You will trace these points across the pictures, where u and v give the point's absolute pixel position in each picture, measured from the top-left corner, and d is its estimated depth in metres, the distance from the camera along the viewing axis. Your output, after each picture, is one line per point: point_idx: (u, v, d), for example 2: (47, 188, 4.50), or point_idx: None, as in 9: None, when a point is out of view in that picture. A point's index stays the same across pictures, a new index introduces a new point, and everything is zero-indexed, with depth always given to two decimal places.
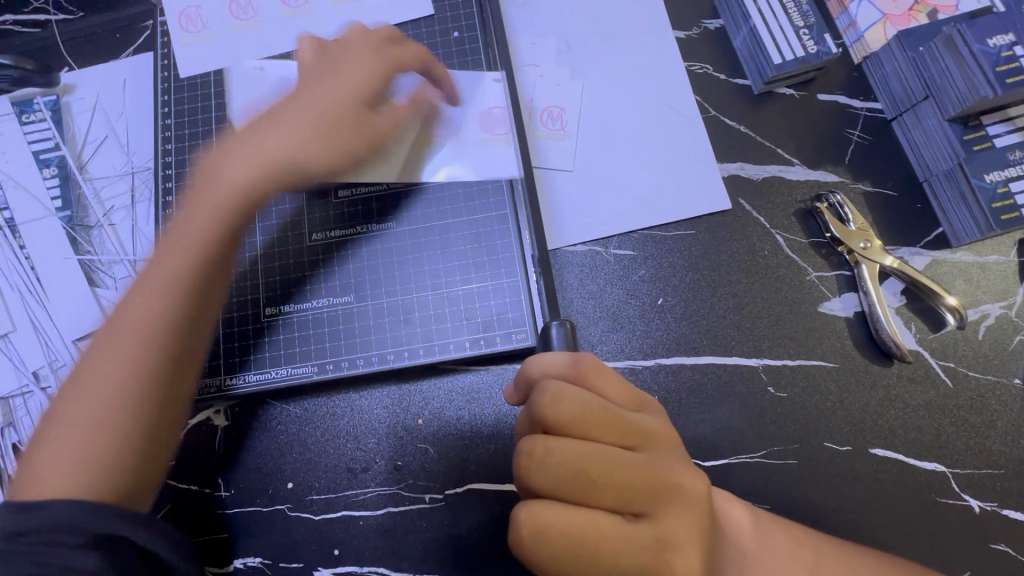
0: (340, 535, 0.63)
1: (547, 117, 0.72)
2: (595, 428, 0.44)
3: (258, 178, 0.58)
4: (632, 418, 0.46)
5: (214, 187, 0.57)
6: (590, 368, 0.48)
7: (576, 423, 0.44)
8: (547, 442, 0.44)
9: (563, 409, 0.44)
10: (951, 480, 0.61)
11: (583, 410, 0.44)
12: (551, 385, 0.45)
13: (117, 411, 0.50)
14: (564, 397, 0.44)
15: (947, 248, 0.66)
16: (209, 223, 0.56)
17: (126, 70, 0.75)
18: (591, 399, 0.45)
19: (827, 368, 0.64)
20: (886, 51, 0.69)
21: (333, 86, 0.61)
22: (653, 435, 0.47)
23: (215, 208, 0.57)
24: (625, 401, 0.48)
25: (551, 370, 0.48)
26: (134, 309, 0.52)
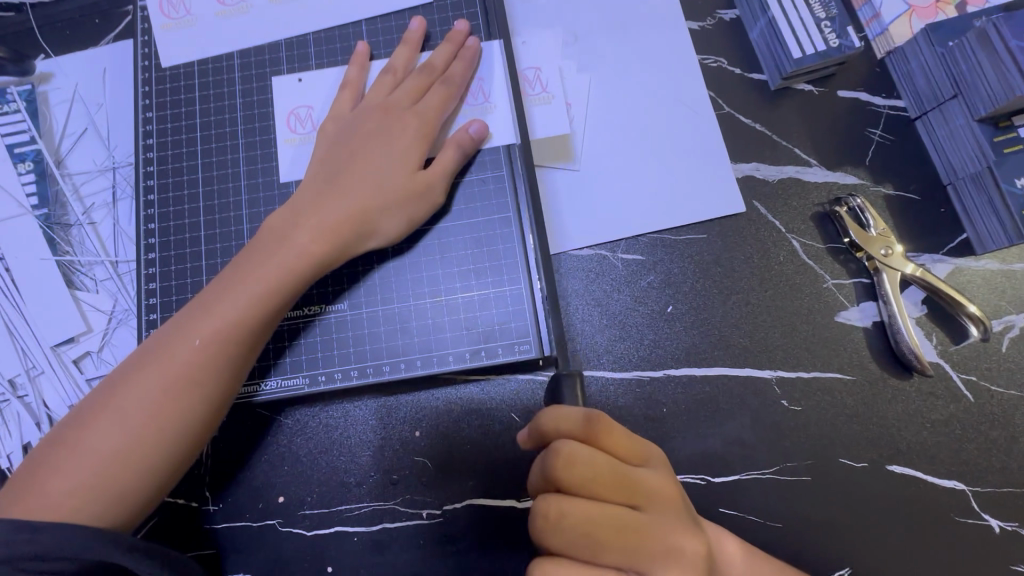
0: (333, 552, 0.60)
1: (530, 81, 0.65)
2: (606, 491, 0.42)
3: (324, 242, 0.55)
4: (641, 477, 0.43)
5: (274, 241, 0.55)
6: (602, 428, 0.43)
7: (589, 487, 0.42)
8: (557, 510, 0.42)
9: (574, 475, 0.42)
10: (972, 499, 0.58)
11: (594, 475, 0.42)
12: (563, 448, 0.42)
13: (133, 454, 0.49)
14: (575, 461, 0.41)
15: (971, 255, 0.63)
16: (272, 284, 0.54)
17: (106, 57, 0.71)
18: (602, 462, 0.42)
19: (843, 381, 0.61)
20: (912, 45, 0.65)
21: (397, 140, 0.59)
22: (660, 494, 0.44)
23: (273, 265, 0.54)
24: (634, 457, 0.45)
25: (563, 429, 0.43)
26: (173, 361, 0.51)
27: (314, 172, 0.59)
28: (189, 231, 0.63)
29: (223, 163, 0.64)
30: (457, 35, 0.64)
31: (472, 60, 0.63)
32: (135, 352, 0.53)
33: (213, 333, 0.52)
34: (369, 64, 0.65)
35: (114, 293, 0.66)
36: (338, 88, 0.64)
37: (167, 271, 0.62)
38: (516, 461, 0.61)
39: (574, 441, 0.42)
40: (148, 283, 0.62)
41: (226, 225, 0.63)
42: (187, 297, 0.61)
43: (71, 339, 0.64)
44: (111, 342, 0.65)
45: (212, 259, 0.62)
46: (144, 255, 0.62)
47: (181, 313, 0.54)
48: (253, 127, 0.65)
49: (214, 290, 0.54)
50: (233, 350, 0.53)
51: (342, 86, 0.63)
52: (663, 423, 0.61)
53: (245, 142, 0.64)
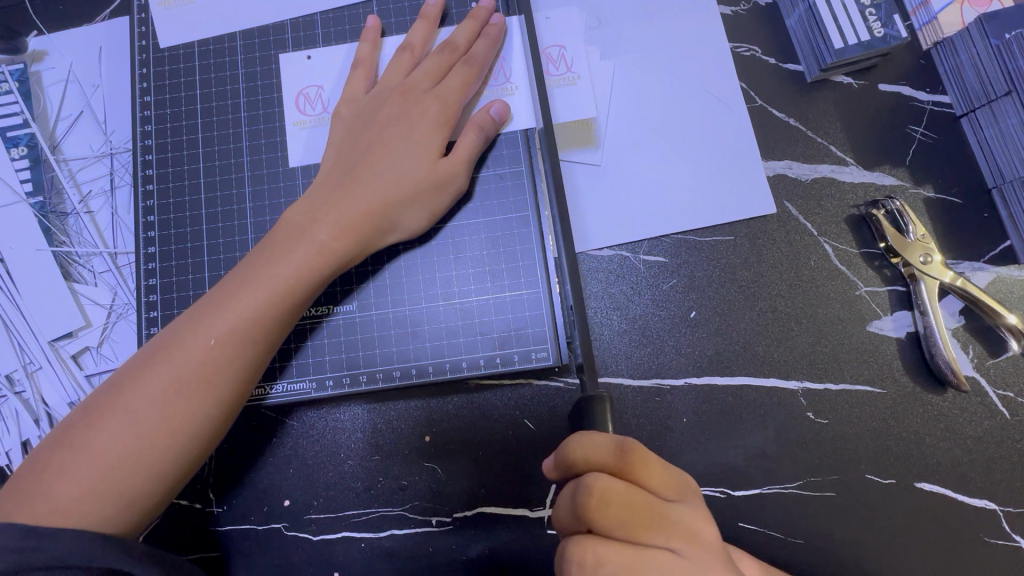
0: (340, 557, 0.59)
1: (553, 59, 0.61)
2: (642, 530, 0.40)
3: (343, 237, 0.52)
4: (680, 519, 0.41)
5: (291, 234, 0.52)
6: (639, 462, 0.41)
7: (624, 530, 0.40)
8: (590, 543, 0.41)
9: (608, 512, 0.40)
10: (1003, 520, 0.56)
11: (629, 513, 0.40)
12: (596, 485, 0.40)
13: (144, 457, 0.47)
14: (609, 498, 0.40)
15: (1015, 264, 0.60)
16: (287, 281, 0.51)
17: (101, 35, 0.67)
18: (638, 498, 0.40)
19: (873, 394, 0.58)
20: (964, 37, 0.61)
21: (416, 126, 0.55)
22: (702, 534, 0.42)
23: (290, 261, 0.51)
24: (672, 491, 0.42)
25: (597, 462, 0.41)
26: (184, 361, 0.48)
27: (330, 161, 0.56)
28: (191, 224, 0.60)
29: (226, 152, 0.61)
30: (481, 12, 0.59)
31: (497, 39, 0.58)
32: (142, 350, 0.50)
33: (227, 332, 0.49)
34: (380, 40, 0.61)
35: (113, 286, 0.63)
36: (350, 66, 0.60)
37: (168, 266, 0.59)
38: (530, 469, 0.59)
39: (607, 481, 0.40)
40: (148, 279, 0.59)
41: (229, 218, 0.59)
42: (189, 294, 0.58)
43: (69, 333, 0.62)
44: (111, 338, 0.62)
45: (215, 255, 0.59)
46: (143, 249, 0.59)
47: (191, 308, 0.51)
48: (257, 114, 0.61)
49: (227, 285, 0.51)
50: (248, 350, 0.50)
51: (355, 65, 0.59)
52: (682, 434, 0.58)
53: (248, 130, 0.61)
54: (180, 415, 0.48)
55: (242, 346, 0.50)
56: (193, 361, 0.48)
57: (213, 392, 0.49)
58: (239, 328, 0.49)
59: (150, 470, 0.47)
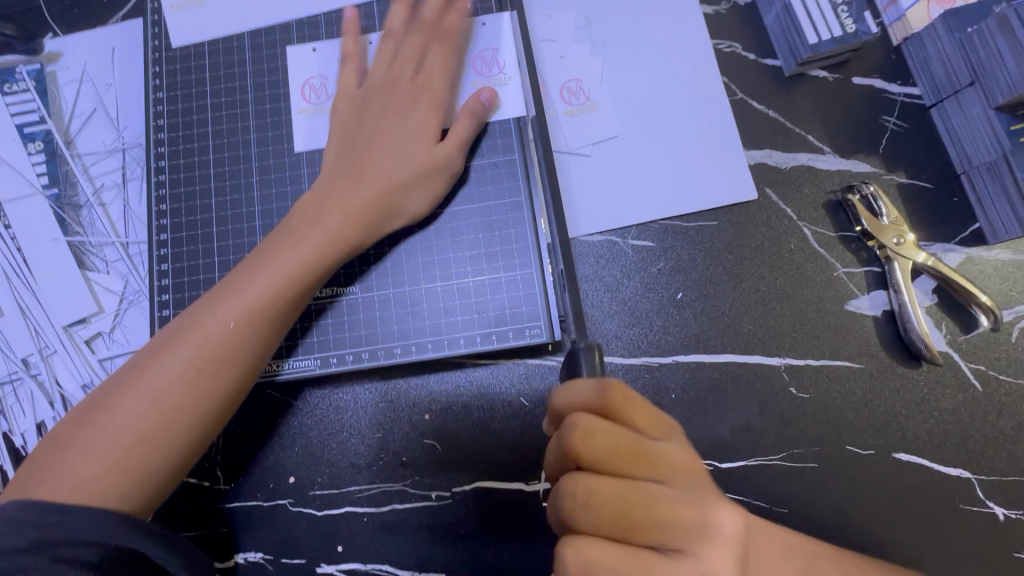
0: (343, 532, 0.61)
1: (546, 52, 0.68)
2: (626, 461, 0.43)
3: (353, 223, 0.55)
4: (666, 453, 0.44)
5: (304, 222, 0.55)
6: (621, 400, 0.44)
7: (607, 459, 0.43)
8: (581, 477, 0.43)
9: (592, 444, 0.43)
10: (976, 487, 0.58)
11: (613, 446, 0.43)
12: (580, 421, 0.42)
13: (164, 434, 0.49)
14: (594, 432, 0.42)
15: (984, 245, 0.63)
16: (299, 267, 0.54)
17: (114, 37, 0.71)
18: (620, 432, 0.43)
19: (852, 369, 0.61)
20: (931, 31, 0.64)
21: (412, 113, 0.59)
22: (683, 467, 0.45)
23: (303, 247, 0.54)
24: (650, 428, 0.46)
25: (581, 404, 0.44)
26: (202, 343, 0.51)
27: (333, 153, 0.59)
28: (201, 212, 0.63)
29: (234, 145, 0.64)
30: (460, 3, 0.63)
31: (487, 36, 0.63)
32: (159, 334, 0.52)
33: (243, 315, 0.52)
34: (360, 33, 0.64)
35: (125, 275, 0.66)
36: (341, 60, 0.63)
37: (179, 252, 0.62)
38: (526, 444, 0.61)
39: (591, 416, 0.43)
40: (160, 265, 0.62)
41: (237, 207, 0.62)
42: (200, 279, 0.61)
43: (83, 319, 0.65)
44: (123, 323, 0.65)
45: (224, 241, 0.62)
46: (156, 237, 0.62)
47: (207, 294, 0.54)
48: (265, 108, 0.64)
49: (242, 271, 0.54)
50: (263, 331, 0.53)
51: (344, 60, 0.63)
52: (671, 409, 0.61)
53: (256, 124, 0.64)
54: (198, 393, 0.50)
55: (257, 329, 0.52)
56: (210, 343, 0.51)
57: (229, 372, 0.51)
58: (254, 311, 0.52)
59: (169, 447, 0.49)
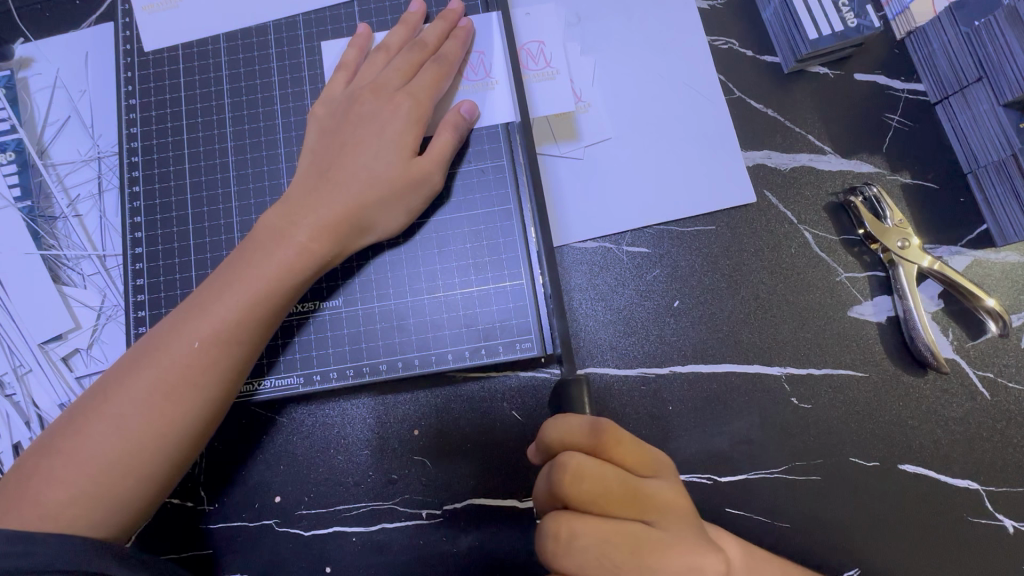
0: (332, 552, 0.59)
1: (533, 54, 0.62)
2: (617, 503, 0.42)
3: (325, 238, 0.53)
4: (660, 494, 0.43)
5: (271, 237, 0.53)
6: (611, 438, 0.43)
7: (597, 501, 0.42)
8: (567, 517, 0.42)
9: (582, 485, 0.41)
10: (985, 499, 0.56)
11: (603, 487, 0.42)
12: (570, 462, 0.42)
13: (132, 460, 0.47)
14: (584, 471, 0.41)
15: (992, 247, 0.60)
16: (271, 283, 0.51)
17: (86, 40, 0.68)
18: (612, 472, 0.42)
19: (855, 378, 0.59)
20: (936, 25, 0.62)
21: (390, 124, 0.56)
22: (675, 507, 0.43)
23: (271, 264, 0.52)
24: (643, 466, 0.45)
25: (571, 442, 0.43)
26: (170, 365, 0.49)
27: (306, 165, 0.57)
28: (177, 225, 0.60)
29: (211, 153, 0.61)
30: (451, 14, 0.60)
31: (466, 40, 0.59)
32: (127, 353, 0.50)
33: (213, 334, 0.50)
34: (369, 46, 0.61)
35: (102, 289, 0.64)
36: (334, 69, 0.61)
37: (155, 266, 0.60)
38: (519, 460, 0.59)
39: (580, 455, 0.42)
40: (136, 279, 0.60)
41: (215, 218, 0.60)
42: (177, 293, 0.59)
43: (58, 336, 0.63)
44: (101, 340, 0.63)
45: (202, 254, 0.60)
46: (131, 250, 0.60)
47: (176, 310, 0.51)
48: (241, 115, 0.62)
49: (210, 288, 0.52)
50: (234, 352, 0.51)
51: (338, 69, 0.60)
52: (670, 422, 0.59)
53: (233, 131, 0.61)
54: (169, 416, 0.48)
55: (228, 348, 0.50)
56: (179, 362, 0.49)
57: (201, 393, 0.49)
58: (224, 329, 0.50)
59: (140, 472, 0.48)
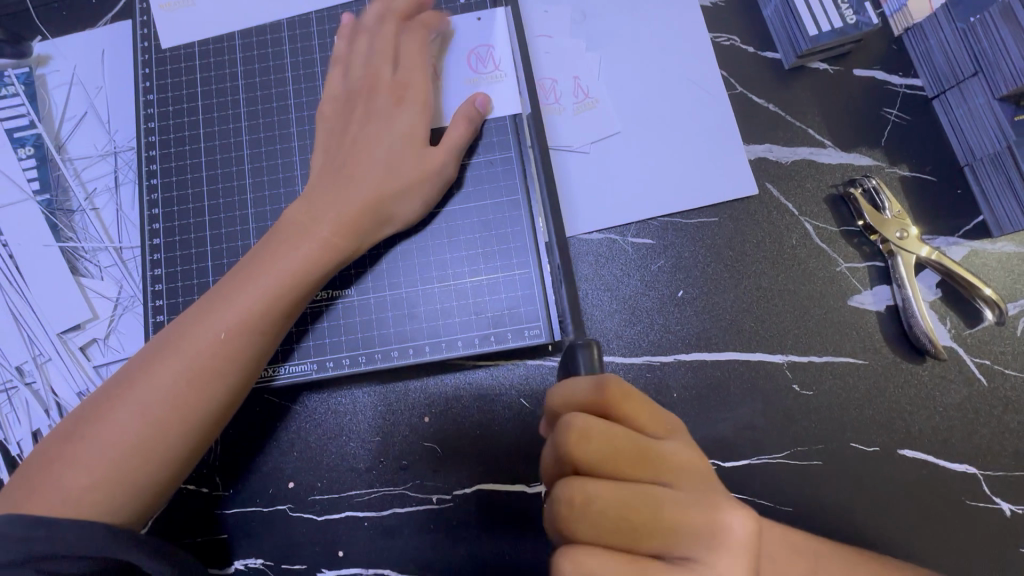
0: (344, 537, 0.60)
1: (546, 91, 0.66)
2: (625, 463, 0.43)
3: (345, 233, 0.55)
4: (671, 454, 0.44)
5: (294, 231, 0.54)
6: (616, 397, 0.45)
7: (606, 462, 0.43)
8: (579, 480, 0.42)
9: (590, 445, 0.43)
10: (983, 483, 0.58)
11: (611, 446, 0.43)
12: (575, 423, 0.43)
13: (154, 445, 0.49)
14: (589, 431, 0.43)
15: (989, 238, 0.62)
16: (290, 276, 0.53)
17: (103, 38, 0.70)
18: (618, 433, 0.43)
19: (855, 365, 0.61)
20: (933, 22, 0.63)
21: (406, 118, 0.58)
22: (687, 466, 0.44)
23: (293, 255, 0.53)
24: (653, 429, 0.46)
25: (574, 403, 0.45)
26: (192, 353, 0.50)
27: (324, 160, 0.58)
28: (194, 217, 0.62)
29: (227, 147, 0.63)
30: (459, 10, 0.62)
31: None
32: (151, 342, 0.52)
33: (234, 324, 0.51)
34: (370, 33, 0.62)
35: (119, 280, 0.65)
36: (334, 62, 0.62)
37: (173, 257, 0.61)
38: (527, 447, 0.61)
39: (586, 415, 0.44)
40: (154, 270, 0.61)
41: (231, 210, 0.62)
42: (194, 284, 0.60)
43: (77, 325, 0.64)
44: (118, 329, 0.64)
45: (218, 245, 0.61)
46: (149, 242, 0.62)
47: (199, 302, 0.53)
48: (256, 109, 0.63)
49: (233, 279, 0.53)
50: (255, 341, 0.52)
51: (341, 62, 0.61)
52: (674, 408, 0.60)
53: (248, 125, 0.63)
54: (190, 404, 0.50)
55: (248, 338, 0.52)
56: (200, 352, 0.50)
57: (221, 382, 0.51)
58: (244, 321, 0.51)
59: (160, 459, 0.49)
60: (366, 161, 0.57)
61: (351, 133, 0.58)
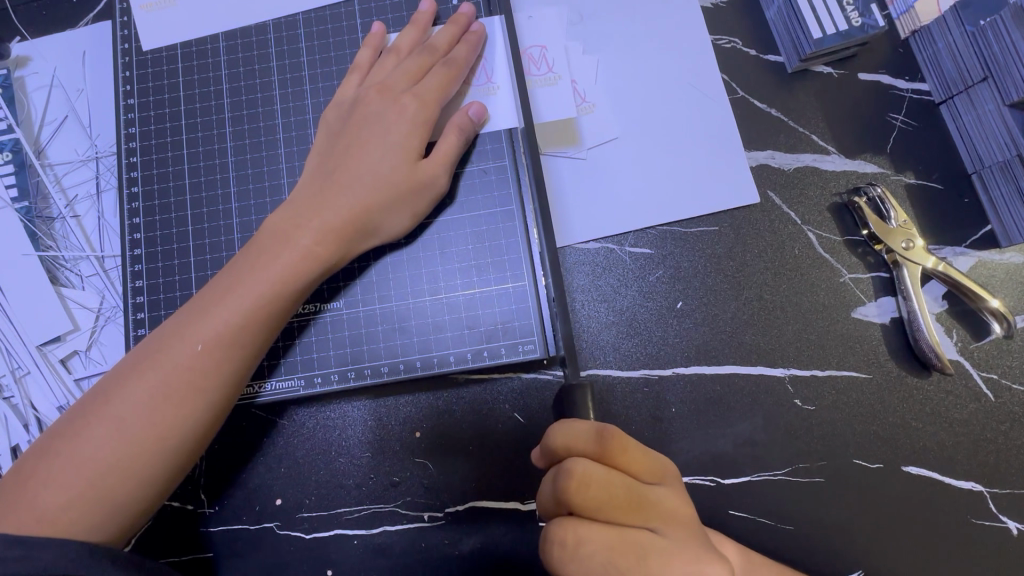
0: (333, 555, 0.59)
1: (535, 59, 0.63)
2: (622, 509, 0.42)
3: (331, 242, 0.53)
4: (663, 501, 0.44)
5: (275, 239, 0.52)
6: (616, 446, 0.43)
7: (603, 510, 0.41)
8: (573, 525, 0.41)
9: (590, 493, 0.41)
10: (989, 501, 0.56)
11: (610, 495, 0.41)
12: (577, 468, 0.41)
13: (132, 463, 0.47)
14: (591, 480, 0.41)
15: (997, 248, 0.60)
16: (273, 287, 0.51)
17: (84, 39, 0.67)
18: (618, 480, 0.42)
19: (859, 379, 0.59)
20: (941, 25, 0.61)
21: (396, 125, 0.55)
22: (676, 514, 0.44)
23: (276, 266, 0.51)
24: (648, 473, 0.45)
25: (576, 448, 0.43)
26: (171, 367, 0.48)
27: (312, 167, 0.56)
28: (176, 226, 0.60)
29: (210, 153, 0.61)
30: (462, 18, 0.60)
31: (476, 45, 0.59)
32: (129, 355, 0.50)
33: (215, 337, 0.49)
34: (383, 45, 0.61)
35: (101, 290, 0.63)
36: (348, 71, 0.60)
37: (154, 267, 0.59)
38: (521, 463, 0.59)
39: (588, 461, 0.42)
40: (135, 281, 0.59)
41: (215, 219, 0.60)
42: (177, 296, 0.58)
43: (57, 337, 0.62)
44: (100, 341, 0.62)
45: (201, 256, 0.59)
46: (130, 252, 0.60)
47: (179, 312, 0.51)
48: (241, 114, 0.61)
49: (213, 290, 0.51)
50: (238, 354, 0.50)
51: (352, 69, 0.60)
52: (672, 423, 0.59)
53: (233, 131, 0.61)
54: (169, 419, 0.48)
55: (229, 350, 0.50)
56: (179, 365, 0.48)
57: (202, 396, 0.49)
58: (225, 332, 0.49)
59: (139, 476, 0.47)
60: (353, 169, 0.55)
61: (341, 140, 0.56)
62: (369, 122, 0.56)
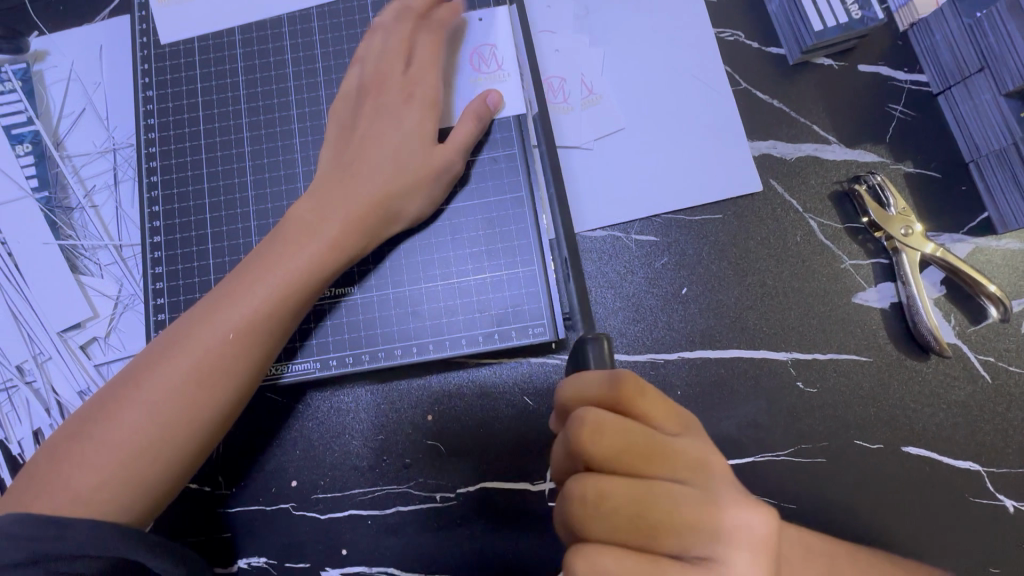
0: (347, 535, 0.60)
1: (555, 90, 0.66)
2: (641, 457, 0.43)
3: (354, 230, 0.54)
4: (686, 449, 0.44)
5: (301, 228, 0.54)
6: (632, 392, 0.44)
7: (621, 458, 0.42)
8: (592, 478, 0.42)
9: (605, 440, 0.42)
10: (986, 480, 0.58)
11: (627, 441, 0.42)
12: (589, 416, 0.42)
13: (163, 446, 0.48)
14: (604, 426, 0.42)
15: (994, 234, 0.62)
16: (298, 275, 0.52)
17: (101, 33, 0.69)
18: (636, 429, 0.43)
19: (859, 362, 0.60)
20: (938, 16, 0.63)
21: (412, 115, 0.57)
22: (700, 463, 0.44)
23: (302, 253, 0.53)
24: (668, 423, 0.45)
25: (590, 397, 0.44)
26: (201, 352, 0.50)
27: (331, 155, 0.58)
28: (194, 214, 0.61)
29: (228, 143, 0.62)
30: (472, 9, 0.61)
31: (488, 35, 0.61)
32: (157, 341, 0.51)
33: (244, 324, 0.51)
34: None
35: (119, 278, 0.65)
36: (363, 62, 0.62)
37: (173, 254, 0.61)
38: (530, 445, 0.60)
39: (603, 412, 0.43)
40: (155, 268, 0.61)
41: (232, 208, 0.61)
42: (195, 282, 0.60)
43: (77, 324, 0.64)
44: (118, 328, 0.64)
45: (219, 243, 0.61)
46: (149, 240, 0.61)
47: (206, 301, 0.53)
48: (258, 105, 0.63)
49: (239, 278, 0.53)
50: (264, 340, 0.52)
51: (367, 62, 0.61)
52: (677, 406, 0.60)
53: (249, 122, 0.62)
54: (199, 403, 0.49)
55: (257, 337, 0.51)
56: (209, 351, 0.50)
57: (230, 381, 0.50)
58: (252, 318, 0.51)
59: (170, 458, 0.49)
60: (373, 157, 0.56)
61: (360, 130, 0.58)
62: (388, 112, 0.58)
